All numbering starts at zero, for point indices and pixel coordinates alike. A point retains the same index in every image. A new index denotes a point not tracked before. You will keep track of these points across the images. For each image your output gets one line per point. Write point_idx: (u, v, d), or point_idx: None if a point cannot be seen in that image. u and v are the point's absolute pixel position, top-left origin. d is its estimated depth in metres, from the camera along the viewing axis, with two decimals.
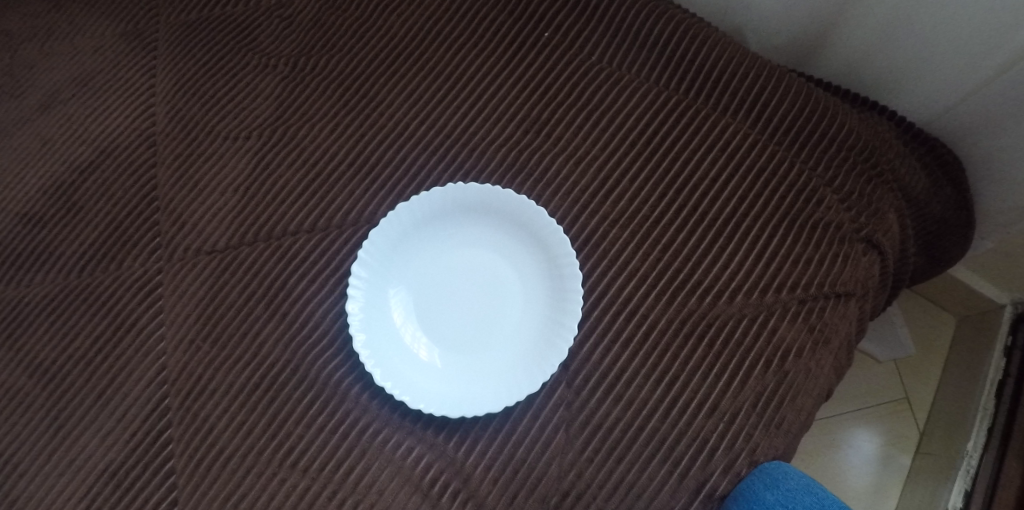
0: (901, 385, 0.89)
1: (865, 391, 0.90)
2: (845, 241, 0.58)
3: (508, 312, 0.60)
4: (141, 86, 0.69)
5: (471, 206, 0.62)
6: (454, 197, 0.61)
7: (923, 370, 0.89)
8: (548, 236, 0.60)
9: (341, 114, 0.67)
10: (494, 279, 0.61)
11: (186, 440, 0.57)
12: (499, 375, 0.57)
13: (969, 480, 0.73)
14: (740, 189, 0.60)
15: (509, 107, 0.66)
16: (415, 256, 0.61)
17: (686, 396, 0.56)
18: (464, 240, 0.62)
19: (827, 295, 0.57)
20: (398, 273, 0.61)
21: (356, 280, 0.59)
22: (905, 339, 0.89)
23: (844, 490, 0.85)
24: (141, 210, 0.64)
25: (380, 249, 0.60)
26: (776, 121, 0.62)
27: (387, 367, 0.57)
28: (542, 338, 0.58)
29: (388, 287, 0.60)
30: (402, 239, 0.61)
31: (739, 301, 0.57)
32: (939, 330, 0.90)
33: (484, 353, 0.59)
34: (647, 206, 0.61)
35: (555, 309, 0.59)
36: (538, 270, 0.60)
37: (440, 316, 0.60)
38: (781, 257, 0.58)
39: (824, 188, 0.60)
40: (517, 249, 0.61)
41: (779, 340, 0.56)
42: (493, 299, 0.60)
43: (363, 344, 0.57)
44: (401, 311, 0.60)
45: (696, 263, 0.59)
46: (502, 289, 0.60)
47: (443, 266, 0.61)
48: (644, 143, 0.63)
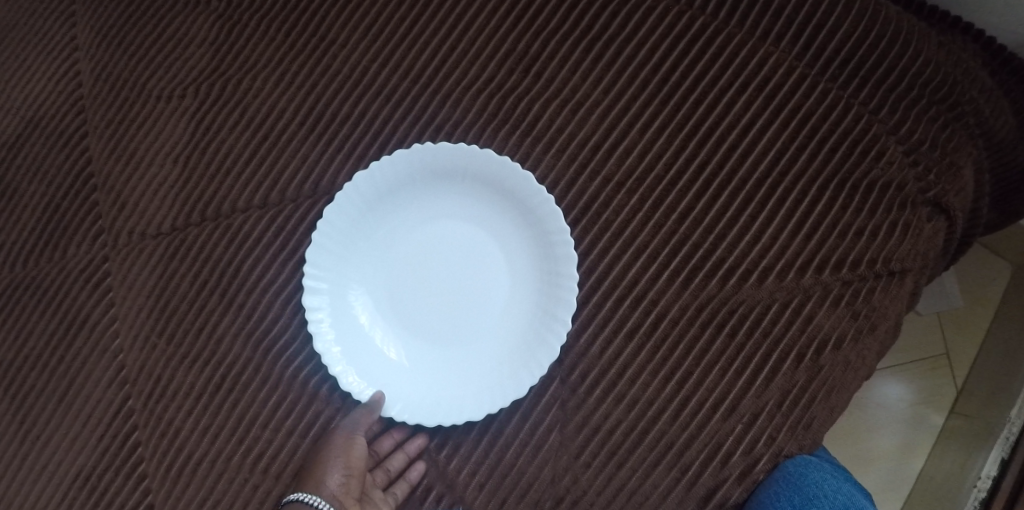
0: (941, 340, 0.75)
1: (901, 345, 0.76)
2: (908, 204, 0.47)
3: (494, 297, 0.51)
4: (61, 39, 0.60)
5: (445, 171, 0.51)
6: (423, 161, 0.50)
7: (969, 324, 0.75)
8: (539, 206, 0.49)
9: (290, 59, 0.56)
10: (476, 258, 0.51)
11: (154, 444, 0.53)
12: (484, 372, 0.50)
13: (1009, 448, 0.63)
14: (778, 140, 0.48)
15: (489, 41, 0.53)
16: (380, 232, 0.51)
17: (699, 395, 0.48)
18: (439, 211, 0.51)
19: (879, 274, 0.47)
20: (362, 254, 0.51)
21: (312, 267, 0.50)
22: (951, 290, 0.75)
23: (861, 452, 0.75)
24: (79, 188, 0.57)
25: (337, 229, 0.51)
26: (826, 47, 0.48)
27: (355, 367, 0.50)
28: (532, 328, 0.50)
29: (350, 271, 0.51)
30: (364, 213, 0.51)
31: (770, 284, 0.48)
32: (992, 277, 0.75)
33: (465, 345, 0.50)
34: (660, 164, 0.50)
35: (548, 294, 0.49)
36: (529, 244, 0.51)
37: (414, 303, 0.51)
38: (825, 227, 0.47)
39: (888, 137, 0.47)
40: (503, 220, 0.51)
41: (815, 330, 0.47)
42: (475, 281, 0.51)
43: (326, 343, 0.50)
44: (369, 298, 0.51)
45: (718, 237, 0.49)
46: (486, 269, 0.51)
47: (415, 244, 0.51)
48: (657, 83, 0.51)
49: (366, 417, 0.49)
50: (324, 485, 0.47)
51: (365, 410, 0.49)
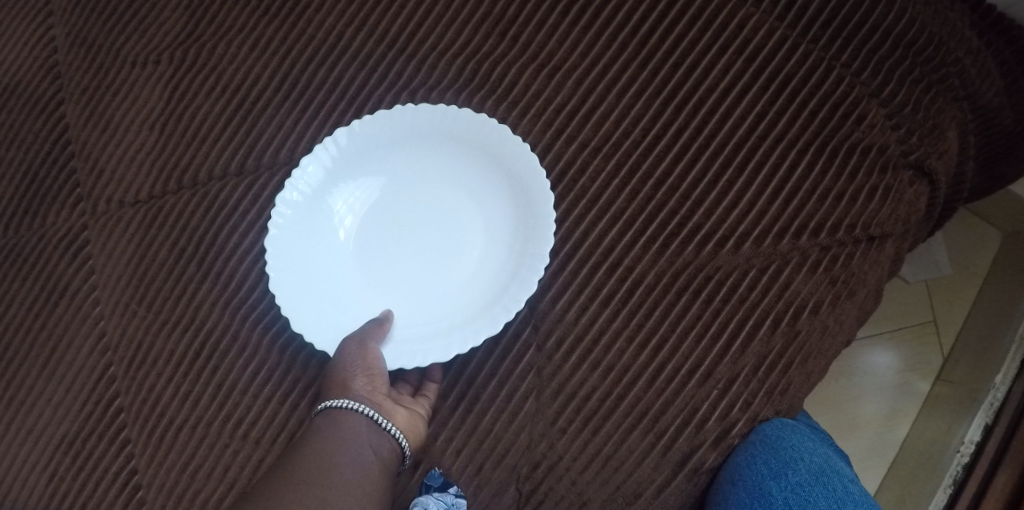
0: (929, 307, 0.75)
1: (887, 313, 0.76)
2: (889, 167, 0.46)
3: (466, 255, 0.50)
4: (36, 4, 0.59)
5: (419, 130, 0.50)
6: (396, 120, 0.50)
7: (957, 292, 0.75)
8: (517, 163, 0.49)
9: (265, 24, 0.55)
10: (449, 217, 0.50)
11: (136, 409, 0.53)
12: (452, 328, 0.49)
13: (993, 413, 0.63)
14: (758, 103, 0.48)
15: (466, 4, 0.52)
16: (352, 192, 0.51)
17: (675, 362, 0.48)
18: (413, 170, 0.51)
19: (858, 239, 0.46)
20: (333, 213, 0.51)
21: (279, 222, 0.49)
22: (940, 256, 0.75)
23: (847, 419, 0.75)
24: (56, 156, 0.56)
25: (308, 187, 0.50)
26: (808, 7, 0.48)
27: (318, 323, 0.49)
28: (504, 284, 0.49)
29: (319, 230, 0.50)
30: (335, 172, 0.50)
31: (747, 250, 0.47)
32: (981, 244, 0.75)
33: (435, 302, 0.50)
34: (638, 129, 0.49)
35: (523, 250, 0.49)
36: (504, 203, 0.50)
37: (384, 262, 0.50)
38: (803, 192, 0.46)
39: (869, 99, 0.46)
40: (478, 179, 0.50)
41: (792, 296, 0.47)
42: (447, 239, 0.50)
43: (290, 297, 0.49)
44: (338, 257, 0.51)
45: (695, 202, 0.48)
46: (459, 228, 0.50)
47: (387, 203, 0.51)
48: (636, 46, 0.50)
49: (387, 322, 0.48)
50: (356, 387, 0.45)
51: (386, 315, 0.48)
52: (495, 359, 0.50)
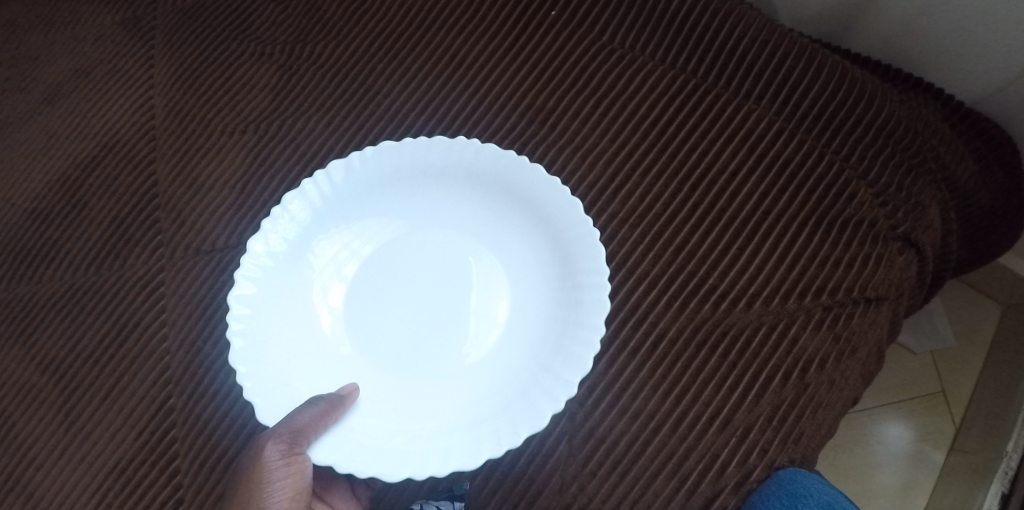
0: (937, 378, 0.80)
1: (897, 384, 0.81)
2: (879, 239, 0.53)
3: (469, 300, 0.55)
4: (139, 77, 0.68)
5: (475, 167, 0.56)
6: (458, 152, 0.56)
7: (963, 362, 0.80)
8: (566, 228, 0.53)
9: (339, 104, 0.64)
10: (460, 258, 0.56)
11: (190, 440, 0.57)
12: (431, 386, 0.53)
13: (1007, 482, 0.67)
14: (763, 183, 0.55)
15: (513, 95, 0.61)
16: (380, 203, 0.57)
17: (696, 410, 0.52)
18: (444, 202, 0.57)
19: (856, 301, 0.52)
20: (353, 219, 0.57)
21: (299, 204, 0.55)
22: (943, 328, 0.80)
23: (868, 489, 0.77)
24: (143, 206, 0.63)
25: (345, 187, 0.56)
26: (803, 106, 0.56)
27: (262, 318, 0.54)
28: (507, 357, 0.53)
29: (330, 226, 0.57)
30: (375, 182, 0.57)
31: (757, 309, 0.53)
32: (982, 318, 0.81)
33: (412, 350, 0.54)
34: (659, 203, 0.56)
35: (540, 323, 0.53)
36: (529, 259, 0.55)
37: (377, 278, 0.56)
38: (806, 260, 0.53)
39: (858, 181, 0.54)
40: (510, 237, 0.56)
41: (800, 351, 0.52)
42: (451, 282, 0.55)
43: (262, 279, 0.54)
44: (333, 255, 0.57)
45: (711, 266, 0.54)
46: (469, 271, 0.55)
47: (402, 228, 0.57)
48: (656, 134, 0.58)
49: (311, 425, 0.48)
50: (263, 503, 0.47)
51: (306, 425, 0.48)
52: None
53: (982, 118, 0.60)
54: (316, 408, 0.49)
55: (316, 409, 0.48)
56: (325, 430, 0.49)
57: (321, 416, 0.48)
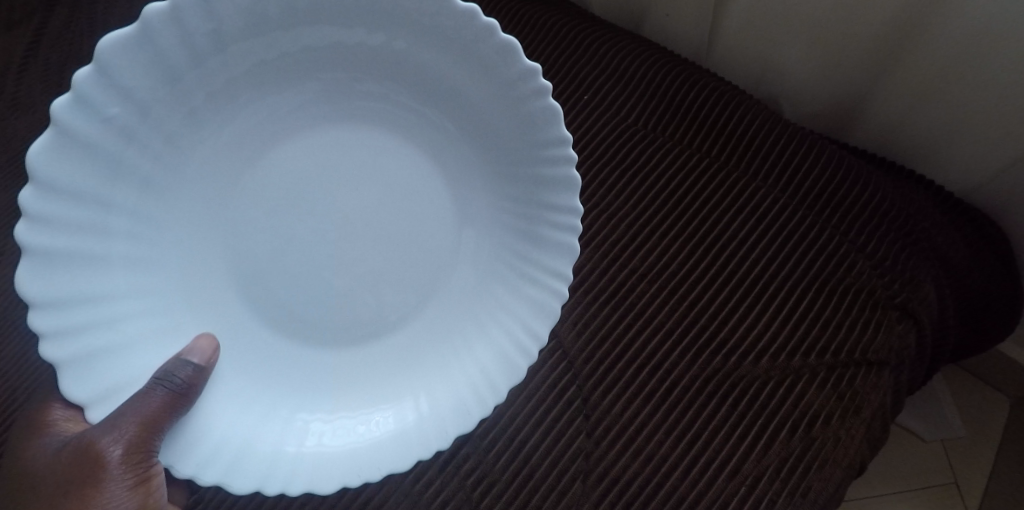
0: (949, 469, 0.86)
1: (911, 471, 0.86)
2: (878, 307, 0.58)
3: (381, 160, 0.54)
4: None
5: (392, 14, 0.47)
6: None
7: (973, 454, 0.86)
8: (506, 108, 0.49)
9: None
10: (359, 107, 0.53)
11: None
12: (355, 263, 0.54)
13: None
14: (769, 250, 0.61)
15: None
16: (251, 59, 0.48)
17: (707, 457, 0.54)
18: (333, 43, 0.49)
19: (858, 362, 0.56)
20: (201, 62, 0.46)
21: (133, 52, 0.43)
22: (952, 418, 0.88)
23: None
24: None
25: (194, 29, 0.44)
26: (806, 186, 0.63)
27: (77, 215, 0.45)
28: (430, 241, 0.54)
29: (177, 81, 0.46)
30: (243, 21, 0.45)
31: (765, 363, 0.56)
32: (988, 411, 0.88)
33: (309, 213, 0.53)
34: (676, 261, 0.61)
35: (461, 195, 0.54)
36: (442, 119, 0.53)
37: (252, 132, 0.51)
38: (810, 321, 0.57)
39: (857, 254, 0.60)
40: (419, 93, 0.52)
41: (807, 406, 0.55)
42: (349, 131, 0.53)
43: (83, 160, 0.44)
44: (177, 112, 0.47)
45: (722, 322, 0.58)
46: (380, 124, 0.53)
47: (276, 73, 0.49)
48: (674, 202, 0.63)
49: (152, 411, 0.44)
50: (99, 475, 0.46)
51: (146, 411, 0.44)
52: (550, 440, 0.55)
53: (969, 207, 0.69)
54: (163, 392, 0.45)
55: (164, 393, 0.45)
56: (177, 414, 0.46)
57: (167, 402, 0.45)
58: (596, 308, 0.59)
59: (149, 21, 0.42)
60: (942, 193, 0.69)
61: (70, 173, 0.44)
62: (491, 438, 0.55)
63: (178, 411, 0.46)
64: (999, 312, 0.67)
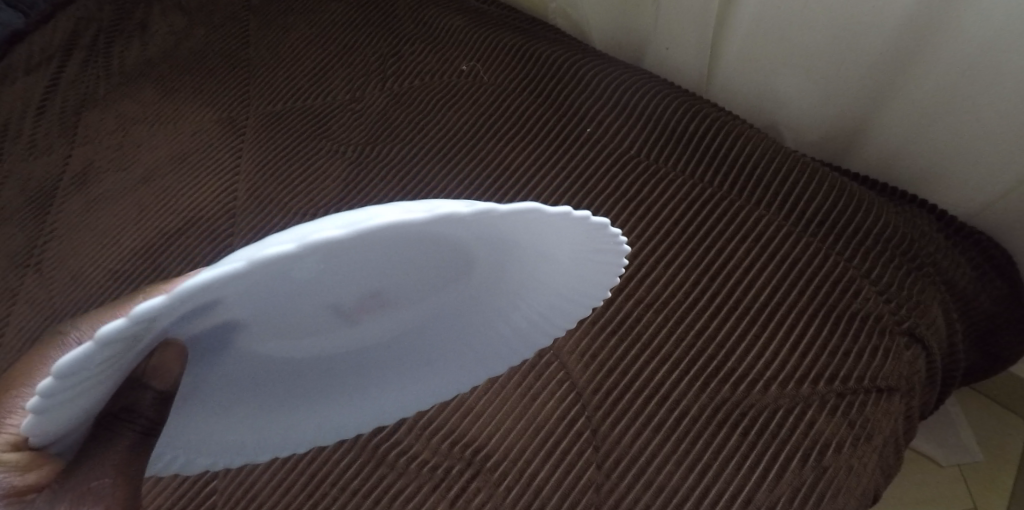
0: (968, 494, 0.84)
1: (929, 496, 0.85)
2: (885, 332, 0.58)
3: (405, 335, 0.41)
4: (227, 164, 0.76)
5: (529, 227, 0.30)
6: (532, 225, 0.30)
7: (992, 479, 0.85)
8: (575, 292, 0.41)
9: (401, 195, 0.70)
10: (416, 269, 0.33)
11: (229, 493, 0.57)
12: (283, 373, 0.40)
13: None
14: (774, 278, 0.61)
15: (555, 196, 0.68)
16: (424, 240, 0.28)
17: (718, 487, 0.53)
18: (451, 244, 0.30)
19: (868, 390, 0.56)
20: (301, 280, 0.27)
21: (252, 276, 0.24)
22: (970, 444, 0.87)
23: None
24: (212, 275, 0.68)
25: (359, 245, 0.26)
26: (809, 214, 0.63)
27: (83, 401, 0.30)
28: (411, 360, 0.44)
29: (242, 301, 0.28)
30: (415, 239, 0.28)
31: (773, 392, 0.56)
32: (1005, 435, 0.87)
33: (265, 355, 0.37)
34: (681, 291, 0.62)
35: (463, 347, 0.45)
36: (491, 293, 0.40)
37: (273, 319, 0.32)
38: (817, 347, 0.57)
39: (863, 280, 0.60)
40: (484, 263, 0.35)
41: (817, 434, 0.54)
42: (391, 294, 0.35)
43: (104, 359, 0.26)
44: (213, 312, 0.28)
45: (729, 351, 0.58)
46: (427, 294, 0.37)
47: (358, 284, 0.32)
48: (677, 233, 0.64)
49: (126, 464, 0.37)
50: None
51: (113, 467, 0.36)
52: (560, 472, 0.55)
53: (973, 230, 0.69)
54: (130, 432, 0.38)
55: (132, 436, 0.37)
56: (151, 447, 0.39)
57: (136, 448, 0.38)
58: (603, 337, 0.61)
59: (340, 233, 0.24)
60: (948, 218, 0.69)
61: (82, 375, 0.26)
62: (501, 471, 0.55)
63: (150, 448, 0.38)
64: (1008, 335, 0.67)
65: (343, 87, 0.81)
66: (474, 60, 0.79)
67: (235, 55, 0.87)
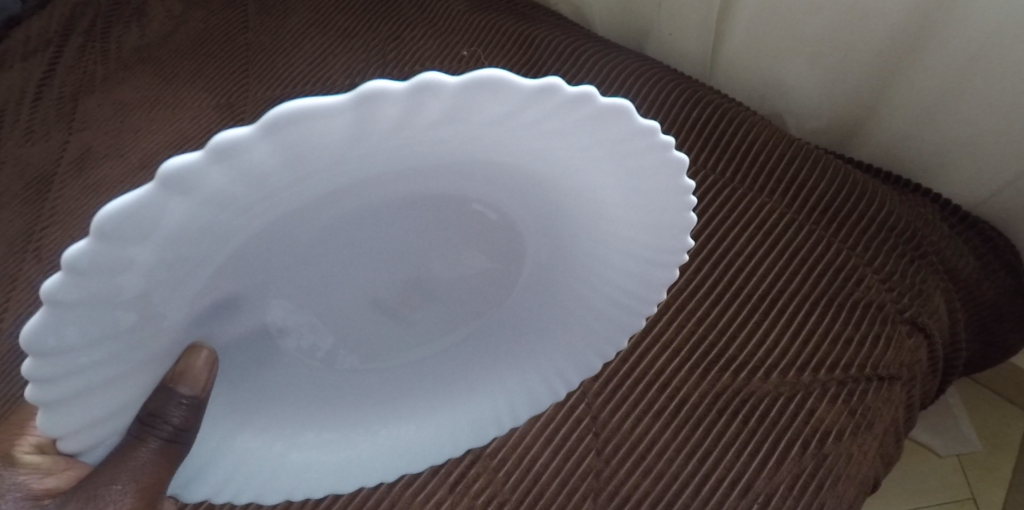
0: (966, 484, 0.85)
1: (927, 486, 0.85)
2: (887, 321, 0.58)
3: (438, 276, 0.39)
4: None
5: (518, 114, 0.27)
6: (553, 113, 0.27)
7: (990, 470, 0.85)
8: (640, 230, 0.38)
9: None
10: (427, 178, 0.31)
11: None
12: (330, 324, 0.39)
13: None
14: (776, 266, 0.61)
15: None
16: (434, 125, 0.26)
17: (718, 473, 0.53)
18: (439, 142, 0.28)
19: (869, 378, 0.55)
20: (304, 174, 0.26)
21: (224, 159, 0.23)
22: (968, 433, 0.87)
23: None
24: None
25: (301, 145, 0.24)
26: (812, 202, 0.63)
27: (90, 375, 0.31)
28: (460, 314, 0.43)
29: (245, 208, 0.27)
30: (421, 124, 0.26)
31: (774, 379, 0.56)
32: (1005, 425, 0.87)
33: (301, 300, 0.36)
34: (682, 278, 0.61)
35: (508, 290, 0.43)
36: (534, 222, 0.38)
37: (293, 241, 0.31)
38: (818, 335, 0.57)
39: (864, 268, 0.60)
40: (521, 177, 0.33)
41: (817, 422, 0.54)
42: (406, 216, 0.33)
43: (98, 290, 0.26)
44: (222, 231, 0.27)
45: (730, 338, 0.58)
46: (437, 220, 0.35)
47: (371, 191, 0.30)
48: None
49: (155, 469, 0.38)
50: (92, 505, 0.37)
51: (146, 472, 0.38)
52: (560, 458, 0.55)
53: (976, 219, 0.68)
54: (156, 441, 0.37)
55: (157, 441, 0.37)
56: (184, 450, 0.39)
57: (164, 452, 0.38)
58: None
59: (250, 130, 0.22)
60: (952, 207, 0.69)
61: (73, 342, 0.28)
62: (501, 457, 0.55)
63: (181, 451, 0.39)
64: (1010, 324, 0.67)
65: (342, 72, 0.80)
66: (475, 46, 0.78)
67: (234, 40, 0.86)
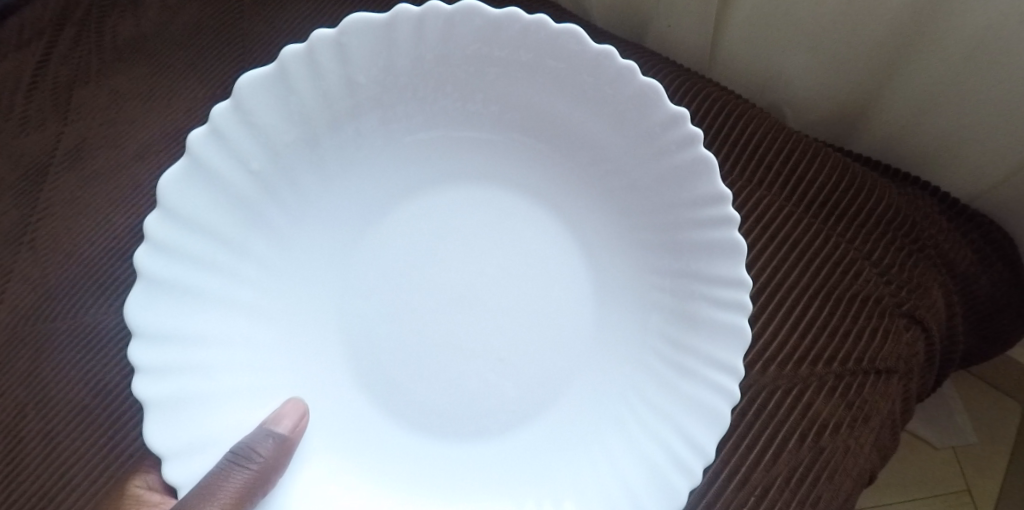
0: (961, 476, 0.86)
1: (922, 479, 0.87)
2: (885, 314, 0.58)
3: (493, 200, 0.60)
4: None
5: (415, 27, 0.51)
6: (447, 29, 0.52)
7: (984, 461, 0.87)
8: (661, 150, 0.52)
9: None
10: (402, 100, 0.57)
11: None
12: (440, 266, 0.58)
13: None
14: (775, 258, 0.60)
15: None
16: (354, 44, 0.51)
17: (716, 466, 0.54)
18: (387, 70, 0.54)
19: (867, 371, 0.56)
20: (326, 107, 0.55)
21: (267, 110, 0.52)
22: (964, 426, 0.88)
23: None
24: None
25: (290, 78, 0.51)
26: (810, 193, 0.62)
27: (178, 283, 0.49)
28: (538, 258, 0.59)
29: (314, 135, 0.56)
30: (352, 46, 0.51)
31: (772, 373, 0.56)
32: (1002, 415, 0.88)
33: (406, 229, 0.59)
34: None
35: (586, 236, 0.59)
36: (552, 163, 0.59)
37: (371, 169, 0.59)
38: (817, 329, 0.57)
39: (863, 261, 0.60)
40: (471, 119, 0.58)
41: (815, 415, 0.55)
42: (425, 151, 0.59)
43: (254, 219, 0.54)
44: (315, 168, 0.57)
45: None
46: (455, 153, 0.60)
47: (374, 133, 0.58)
48: None
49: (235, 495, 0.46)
50: None
51: (229, 497, 0.46)
52: None
53: (977, 213, 0.68)
54: (245, 472, 0.46)
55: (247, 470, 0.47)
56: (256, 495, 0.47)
57: (250, 480, 0.47)
58: None
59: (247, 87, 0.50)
60: (950, 200, 0.69)
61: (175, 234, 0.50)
62: None
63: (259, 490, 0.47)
64: (1009, 318, 0.68)
65: None
66: None
67: (226, 28, 0.84)
